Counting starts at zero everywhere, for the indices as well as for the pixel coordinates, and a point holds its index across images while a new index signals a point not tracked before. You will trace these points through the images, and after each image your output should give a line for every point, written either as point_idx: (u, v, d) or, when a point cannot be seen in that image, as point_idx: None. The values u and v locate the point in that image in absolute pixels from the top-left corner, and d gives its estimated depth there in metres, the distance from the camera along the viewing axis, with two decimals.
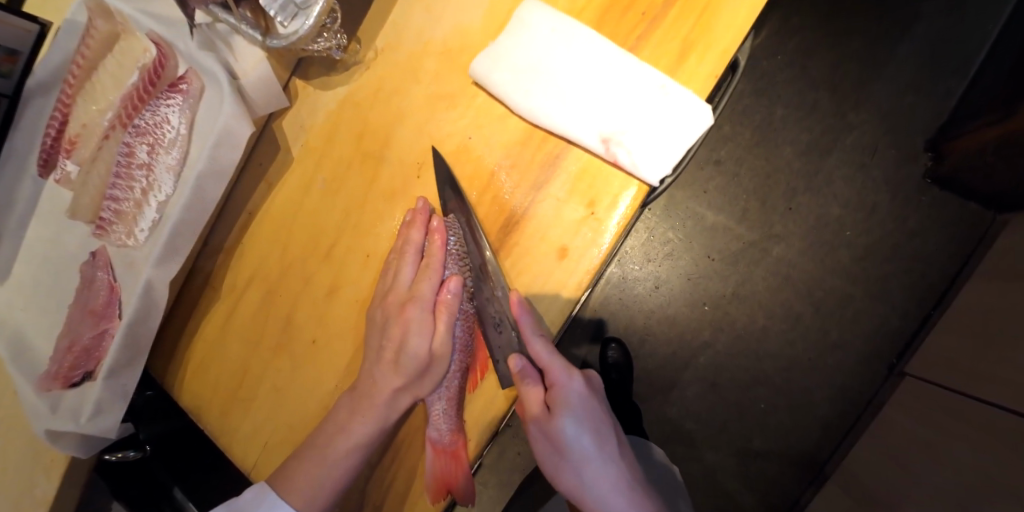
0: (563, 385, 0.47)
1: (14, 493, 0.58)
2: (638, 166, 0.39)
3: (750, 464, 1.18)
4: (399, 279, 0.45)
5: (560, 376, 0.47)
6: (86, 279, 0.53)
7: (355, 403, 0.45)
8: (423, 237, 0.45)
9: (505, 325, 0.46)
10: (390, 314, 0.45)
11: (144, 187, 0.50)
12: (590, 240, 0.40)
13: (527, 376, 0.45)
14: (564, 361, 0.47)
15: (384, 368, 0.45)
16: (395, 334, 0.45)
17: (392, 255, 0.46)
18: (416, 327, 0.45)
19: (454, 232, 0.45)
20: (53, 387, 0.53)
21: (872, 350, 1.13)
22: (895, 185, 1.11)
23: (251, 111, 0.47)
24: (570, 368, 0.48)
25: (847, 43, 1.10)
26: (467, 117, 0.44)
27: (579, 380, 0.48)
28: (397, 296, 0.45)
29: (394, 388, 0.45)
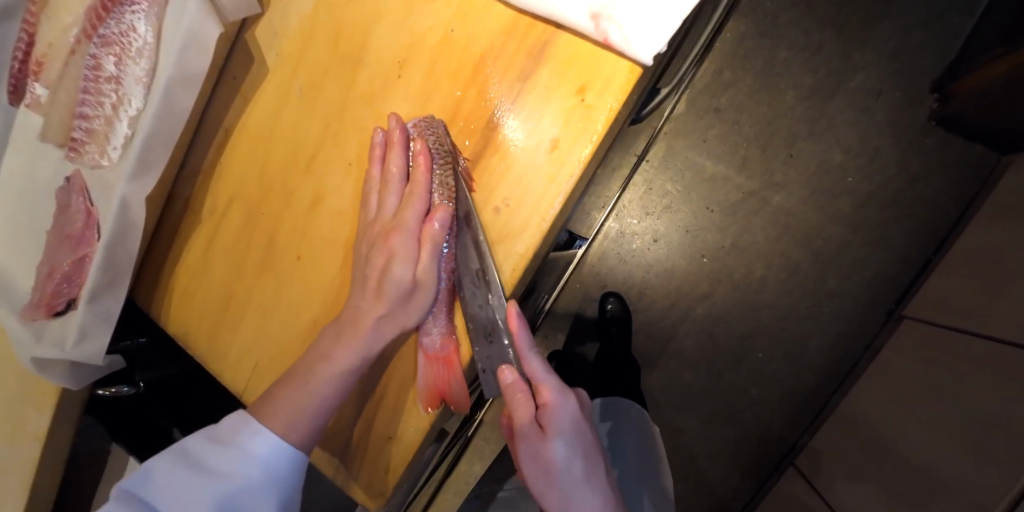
0: (556, 406, 0.47)
1: (8, 429, 0.58)
2: (631, 42, 0.36)
3: (747, 412, 1.19)
4: (383, 209, 0.44)
5: (553, 395, 0.47)
6: (62, 204, 0.51)
7: (339, 328, 0.44)
8: (403, 171, 0.44)
9: (498, 338, 0.45)
10: (372, 241, 0.44)
11: (114, 102, 0.48)
12: (581, 129, 0.38)
13: (517, 392, 0.46)
14: (556, 380, 0.47)
15: (369, 288, 0.44)
16: (378, 261, 0.43)
17: (373, 184, 0.44)
18: (399, 251, 0.43)
19: (433, 143, 0.41)
20: (37, 316, 0.52)
21: (871, 297, 1.12)
22: (899, 128, 1.08)
23: (221, 15, 0.44)
24: (564, 389, 0.47)
25: None
26: (447, 9, 0.41)
27: (571, 402, 0.48)
28: (382, 220, 0.44)
29: (375, 300, 0.44)
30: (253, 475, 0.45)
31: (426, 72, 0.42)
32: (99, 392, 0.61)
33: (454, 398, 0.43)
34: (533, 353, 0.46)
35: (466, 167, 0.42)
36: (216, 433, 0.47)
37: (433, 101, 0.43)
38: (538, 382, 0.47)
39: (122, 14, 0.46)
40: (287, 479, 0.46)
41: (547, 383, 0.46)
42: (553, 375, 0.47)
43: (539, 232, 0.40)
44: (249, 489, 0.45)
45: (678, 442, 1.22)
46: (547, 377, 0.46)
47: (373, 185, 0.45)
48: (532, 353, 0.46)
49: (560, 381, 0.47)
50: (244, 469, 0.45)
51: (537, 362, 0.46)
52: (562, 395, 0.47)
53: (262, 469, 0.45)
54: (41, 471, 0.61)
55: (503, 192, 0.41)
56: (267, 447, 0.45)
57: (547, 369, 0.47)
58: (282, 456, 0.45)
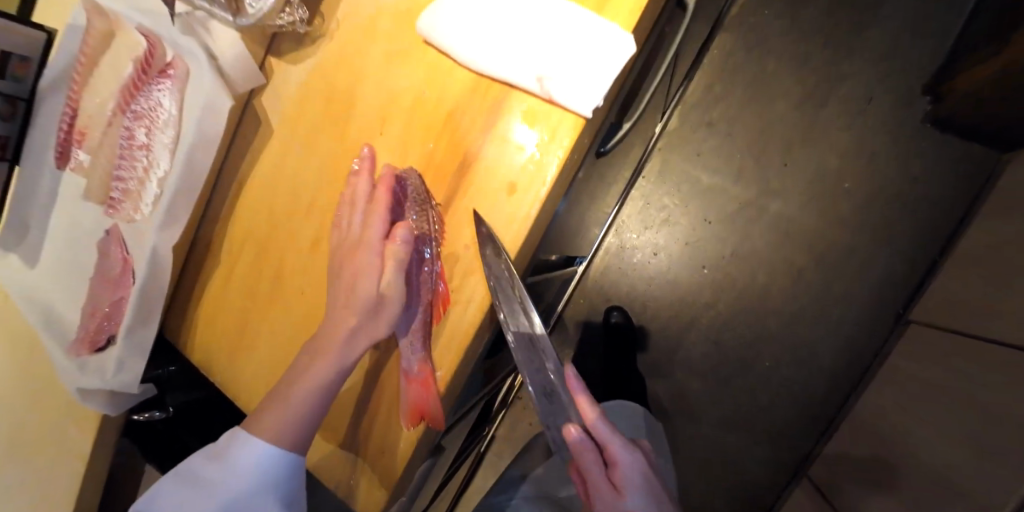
0: (623, 462, 0.50)
1: (65, 447, 0.67)
2: (570, 100, 0.42)
3: (759, 420, 1.19)
4: (360, 278, 0.46)
5: (617, 450, 0.50)
6: (103, 251, 0.59)
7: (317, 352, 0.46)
8: (381, 256, 0.46)
9: (557, 394, 0.55)
10: (357, 305, 0.46)
11: (145, 165, 0.55)
12: (535, 173, 0.43)
13: (585, 450, 0.51)
14: (620, 436, 0.51)
15: (350, 319, 0.46)
16: (344, 324, 0.46)
17: (353, 249, 0.47)
18: (371, 311, 0.46)
19: (411, 182, 0.47)
20: (82, 351, 0.61)
21: (879, 299, 1.12)
22: (894, 129, 1.09)
23: (233, 89, 0.53)
24: (629, 444, 0.51)
25: None
26: (419, 73, 0.48)
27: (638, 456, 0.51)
28: (365, 295, 0.46)
29: (351, 329, 0.46)
30: (247, 480, 0.50)
31: (403, 128, 0.48)
32: (134, 417, 0.69)
33: (431, 415, 0.46)
34: (594, 412, 0.52)
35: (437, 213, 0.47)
36: (212, 453, 0.53)
37: (410, 154, 0.48)
38: (603, 439, 0.51)
39: (151, 91, 0.54)
40: (282, 479, 0.51)
41: (610, 439, 0.51)
42: (615, 430, 0.52)
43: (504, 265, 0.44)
44: (249, 492, 0.51)
45: (692, 451, 1.23)
46: (611, 433, 0.51)
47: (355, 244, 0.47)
48: (593, 412, 0.52)
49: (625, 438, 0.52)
50: (238, 478, 0.51)
51: (598, 420, 0.52)
52: (628, 448, 0.51)
53: (253, 475, 0.50)
54: (85, 486, 0.69)
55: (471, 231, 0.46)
56: (257, 458, 0.49)
57: (609, 427, 0.52)
58: (270, 462, 0.50)
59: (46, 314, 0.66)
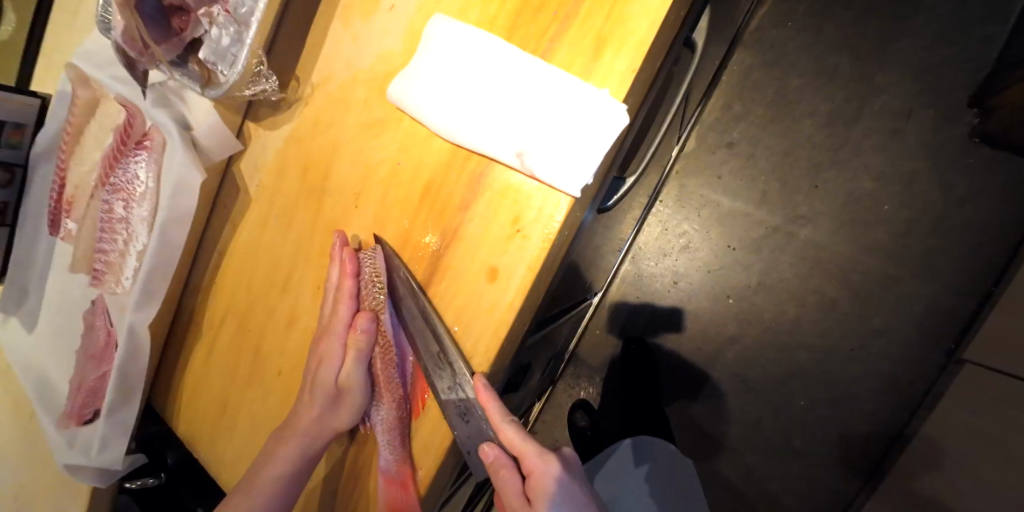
0: (540, 474, 0.42)
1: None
2: (554, 177, 0.37)
3: (792, 464, 1.09)
4: (325, 368, 0.45)
5: (533, 461, 0.42)
6: (88, 324, 0.58)
7: (279, 439, 0.46)
8: (343, 345, 0.45)
9: (473, 415, 0.42)
10: (317, 397, 0.45)
11: (125, 239, 0.54)
12: (518, 257, 0.39)
13: (501, 467, 0.43)
14: (534, 442, 0.42)
15: (312, 410, 0.45)
16: (308, 414, 0.45)
17: (322, 333, 0.46)
18: (337, 402, 0.45)
19: (381, 270, 0.44)
20: (70, 424, 0.59)
21: (926, 334, 1.00)
22: (935, 147, 0.98)
23: (206, 157, 0.51)
24: (546, 453, 0.42)
25: None
26: (395, 141, 0.44)
27: (556, 463, 0.42)
28: (324, 384, 0.45)
29: (312, 421, 0.45)
30: None
31: (379, 202, 0.45)
32: (127, 484, 0.67)
33: None
34: (505, 422, 0.42)
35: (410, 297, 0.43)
36: None
37: (387, 232, 0.44)
38: (517, 448, 0.42)
39: (128, 163, 0.53)
40: None
41: (524, 447, 0.42)
42: (533, 439, 0.42)
43: (487, 359, 0.40)
44: None
45: (718, 495, 1.14)
46: (526, 443, 0.42)
47: (323, 331, 0.46)
48: (506, 422, 0.42)
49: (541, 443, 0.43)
50: None
51: (513, 431, 0.42)
52: (544, 457, 0.42)
53: None
54: None
55: (449, 320, 0.41)
56: None
57: (523, 433, 0.42)
58: None
59: (42, 381, 0.66)
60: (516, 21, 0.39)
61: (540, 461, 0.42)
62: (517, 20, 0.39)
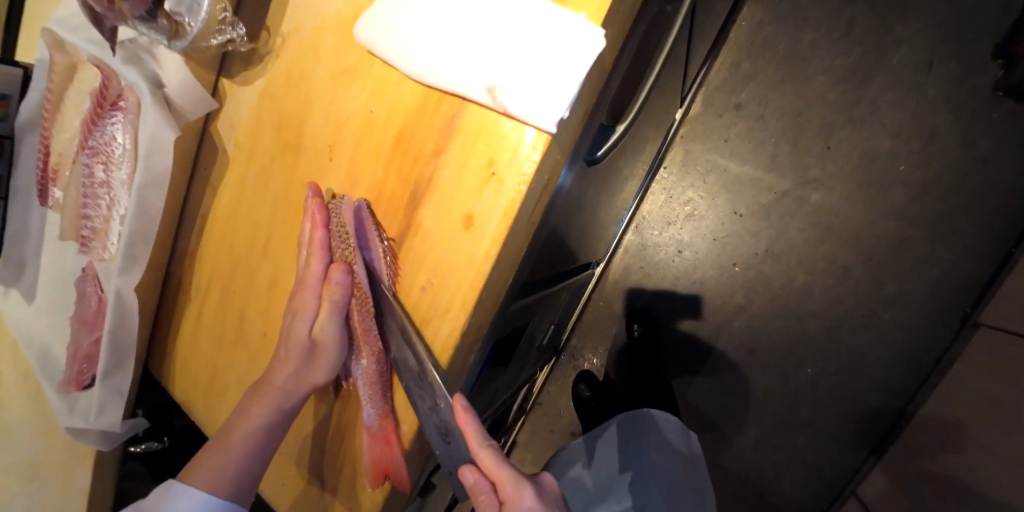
0: (516, 502, 0.40)
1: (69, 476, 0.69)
2: (528, 113, 0.35)
3: (799, 434, 1.07)
4: (299, 323, 0.44)
5: (509, 489, 0.40)
6: (79, 292, 0.58)
7: (257, 395, 0.46)
8: (317, 299, 0.44)
9: (452, 435, 0.44)
10: (292, 352, 0.45)
11: (108, 203, 0.54)
12: (493, 202, 0.37)
13: (481, 492, 0.42)
14: (510, 471, 0.40)
15: (288, 366, 0.45)
16: (284, 368, 0.45)
17: (296, 285, 0.45)
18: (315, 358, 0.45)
19: (350, 224, 0.43)
20: (70, 390, 0.60)
21: (942, 299, 0.97)
22: (958, 103, 0.92)
23: (181, 117, 0.50)
24: (522, 482, 0.41)
25: None
26: (367, 89, 0.42)
27: (531, 495, 0.40)
28: (298, 338, 0.44)
29: (287, 376, 0.45)
30: None
31: (353, 153, 0.43)
32: (132, 448, 0.69)
33: (397, 475, 0.43)
34: (481, 446, 0.41)
35: (387, 248, 0.42)
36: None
37: (361, 184, 0.43)
38: (494, 475, 0.41)
39: (106, 126, 0.52)
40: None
41: (499, 475, 0.40)
42: (512, 467, 0.41)
43: (464, 310, 0.39)
44: None
45: (724, 467, 1.12)
46: (502, 469, 0.40)
47: (297, 286, 0.45)
48: (482, 446, 0.41)
49: (518, 470, 0.41)
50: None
51: (490, 457, 0.41)
52: (521, 486, 0.40)
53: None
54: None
55: (427, 271, 0.40)
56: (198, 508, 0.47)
57: (500, 459, 0.41)
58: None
59: (43, 351, 0.67)
60: None
61: (516, 488, 0.41)
62: None
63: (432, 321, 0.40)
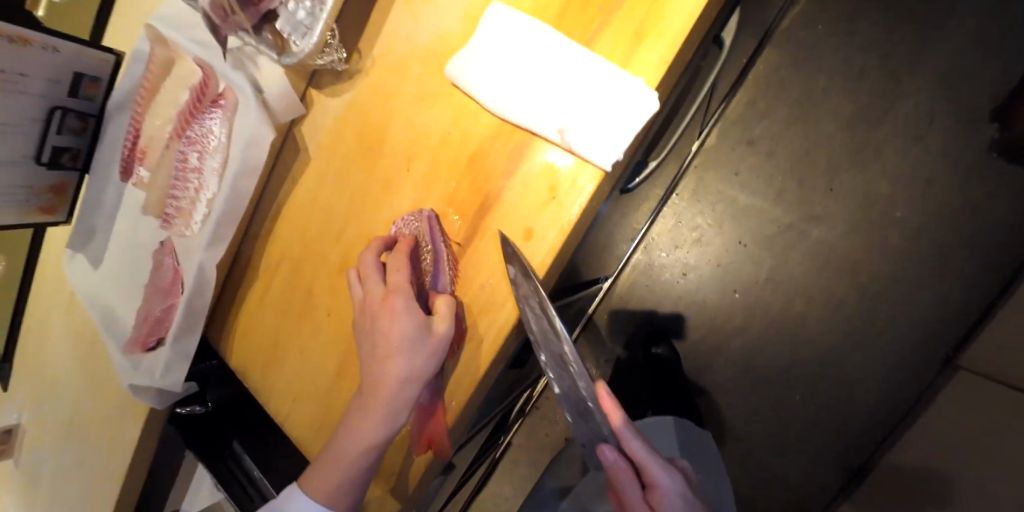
0: (660, 483, 0.48)
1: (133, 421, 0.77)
2: (589, 153, 0.42)
3: (787, 453, 1.15)
4: (399, 342, 0.47)
5: (657, 475, 0.48)
6: (157, 262, 0.65)
7: (360, 415, 0.48)
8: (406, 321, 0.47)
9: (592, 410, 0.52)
10: (393, 370, 0.47)
11: (196, 186, 0.60)
12: (552, 221, 0.44)
13: (621, 475, 0.49)
14: (653, 456, 0.48)
15: (390, 380, 0.47)
16: (382, 386, 0.48)
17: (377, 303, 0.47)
18: (407, 360, 0.47)
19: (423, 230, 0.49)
20: (135, 351, 0.67)
21: (926, 336, 1.04)
22: (954, 158, 1.00)
23: (274, 118, 0.56)
24: (665, 466, 0.48)
25: (900, 3, 0.99)
26: (446, 113, 0.50)
27: (668, 473, 0.48)
28: (399, 357, 0.47)
29: (391, 391, 0.48)
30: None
31: (428, 166, 0.51)
32: (178, 410, 0.77)
33: (439, 445, 0.50)
34: (627, 428, 0.49)
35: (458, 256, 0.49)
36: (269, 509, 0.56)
37: (434, 193, 0.50)
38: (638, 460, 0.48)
39: (203, 120, 0.59)
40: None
41: (645, 460, 0.48)
42: (653, 451, 0.49)
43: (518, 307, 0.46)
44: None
45: None
46: (651, 459, 0.48)
47: (381, 310, 0.47)
48: (632, 437, 0.49)
49: (657, 455, 0.49)
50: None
51: (635, 442, 0.49)
52: (665, 472, 0.48)
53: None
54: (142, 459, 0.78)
55: (487, 272, 0.47)
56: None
57: (640, 439, 0.49)
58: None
59: (108, 312, 0.74)
60: (564, 12, 0.45)
61: (659, 472, 0.48)
62: (566, 11, 0.45)
63: (486, 315, 0.48)
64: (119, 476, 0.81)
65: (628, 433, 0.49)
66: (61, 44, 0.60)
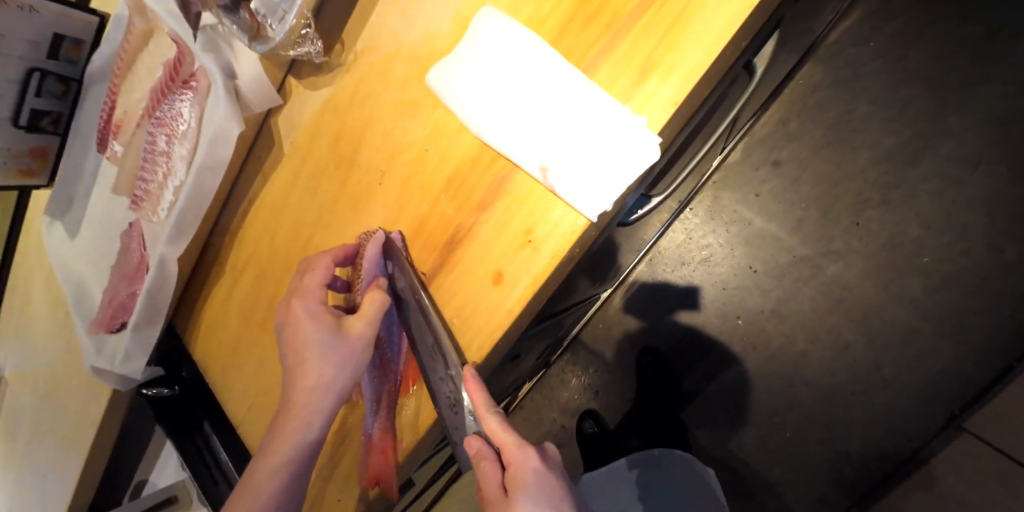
0: (521, 465, 0.41)
1: (95, 397, 0.75)
2: (574, 198, 0.37)
3: (765, 495, 1.06)
4: (317, 360, 0.45)
5: (513, 452, 0.41)
6: (125, 244, 0.62)
7: (287, 418, 0.46)
8: (327, 336, 0.45)
9: (460, 407, 0.44)
10: (310, 388, 0.46)
11: (165, 171, 0.57)
12: (525, 266, 0.39)
13: (483, 459, 0.42)
14: (516, 435, 0.42)
15: (307, 400, 0.46)
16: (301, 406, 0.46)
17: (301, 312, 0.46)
18: (319, 359, 0.45)
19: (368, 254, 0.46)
20: (100, 331, 0.65)
21: (931, 389, 0.94)
22: (996, 206, 0.89)
23: (247, 108, 0.52)
24: (526, 444, 0.42)
25: (962, 29, 0.89)
26: (426, 126, 0.45)
27: (536, 455, 0.42)
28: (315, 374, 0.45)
29: (309, 411, 0.46)
30: None
31: (402, 182, 0.46)
32: (144, 391, 0.73)
33: (386, 483, 0.46)
34: (490, 412, 0.42)
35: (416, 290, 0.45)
36: None
37: (405, 213, 0.46)
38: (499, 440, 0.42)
39: (174, 101, 0.55)
40: None
41: (505, 438, 0.42)
42: (516, 432, 0.42)
43: (479, 354, 0.42)
44: None
45: None
46: (509, 434, 0.42)
47: (302, 319, 0.46)
48: (489, 412, 0.42)
49: (522, 435, 0.42)
50: None
51: (496, 421, 0.42)
52: (526, 451, 0.42)
53: None
54: (102, 434, 0.77)
55: (451, 310, 0.43)
56: None
57: (506, 424, 0.42)
58: None
59: (79, 286, 0.71)
60: (565, 29, 0.39)
61: (521, 451, 0.42)
62: (567, 26, 0.39)
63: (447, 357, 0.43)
64: (78, 447, 0.79)
65: (490, 417, 0.42)
66: (42, 5, 0.55)
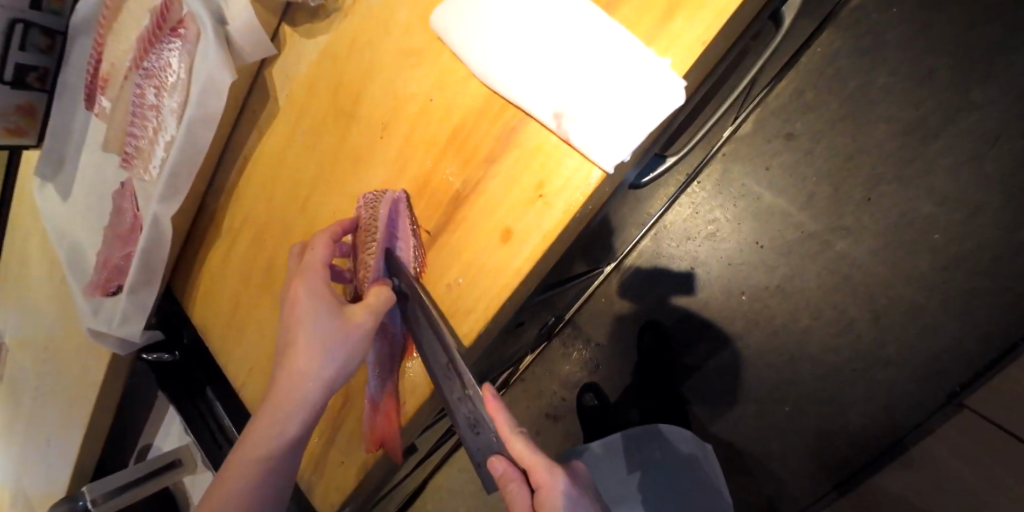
0: (549, 487, 0.39)
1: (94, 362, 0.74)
2: (590, 148, 0.35)
3: (761, 470, 1.06)
4: (309, 321, 0.42)
5: (541, 475, 0.40)
6: (117, 204, 0.60)
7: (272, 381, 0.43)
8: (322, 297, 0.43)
9: (481, 427, 0.43)
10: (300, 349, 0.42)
11: (155, 126, 0.54)
12: (534, 222, 0.37)
13: (510, 481, 0.41)
14: (544, 455, 0.40)
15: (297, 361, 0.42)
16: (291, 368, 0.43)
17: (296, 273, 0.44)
18: (311, 319, 0.42)
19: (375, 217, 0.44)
20: (95, 294, 0.63)
21: (934, 366, 0.93)
22: (1014, 182, 0.86)
23: (239, 58, 0.49)
24: (554, 465, 0.40)
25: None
26: (431, 75, 0.42)
27: (564, 477, 0.40)
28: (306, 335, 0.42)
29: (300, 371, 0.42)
30: None
31: (406, 135, 0.44)
32: (144, 355, 0.71)
33: (390, 446, 0.45)
34: (513, 433, 0.41)
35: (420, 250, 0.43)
36: None
37: (409, 169, 0.44)
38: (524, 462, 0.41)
39: (162, 51, 0.52)
40: None
41: (530, 459, 0.40)
42: (543, 453, 0.41)
43: (484, 316, 0.40)
44: None
45: None
46: (535, 454, 0.40)
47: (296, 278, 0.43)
48: (512, 433, 0.41)
49: (550, 455, 0.41)
50: None
51: (521, 442, 0.41)
52: (554, 471, 0.40)
53: None
54: (101, 399, 0.76)
55: (457, 270, 0.41)
56: None
57: (531, 445, 0.41)
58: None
59: (72, 248, 0.69)
60: None
61: (549, 473, 0.40)
62: None
63: (451, 321, 0.41)
64: (78, 411, 0.79)
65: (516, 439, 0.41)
66: None
